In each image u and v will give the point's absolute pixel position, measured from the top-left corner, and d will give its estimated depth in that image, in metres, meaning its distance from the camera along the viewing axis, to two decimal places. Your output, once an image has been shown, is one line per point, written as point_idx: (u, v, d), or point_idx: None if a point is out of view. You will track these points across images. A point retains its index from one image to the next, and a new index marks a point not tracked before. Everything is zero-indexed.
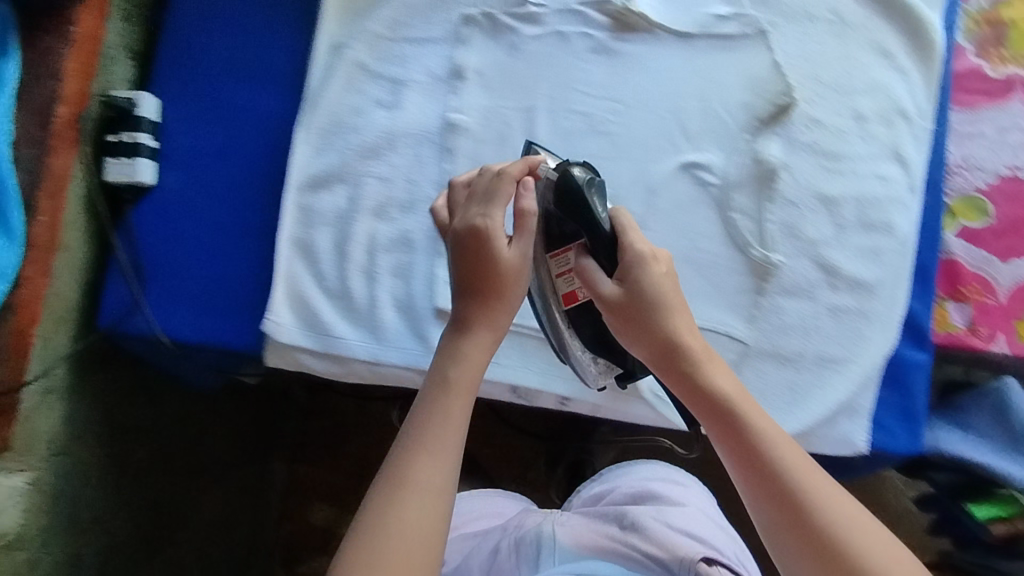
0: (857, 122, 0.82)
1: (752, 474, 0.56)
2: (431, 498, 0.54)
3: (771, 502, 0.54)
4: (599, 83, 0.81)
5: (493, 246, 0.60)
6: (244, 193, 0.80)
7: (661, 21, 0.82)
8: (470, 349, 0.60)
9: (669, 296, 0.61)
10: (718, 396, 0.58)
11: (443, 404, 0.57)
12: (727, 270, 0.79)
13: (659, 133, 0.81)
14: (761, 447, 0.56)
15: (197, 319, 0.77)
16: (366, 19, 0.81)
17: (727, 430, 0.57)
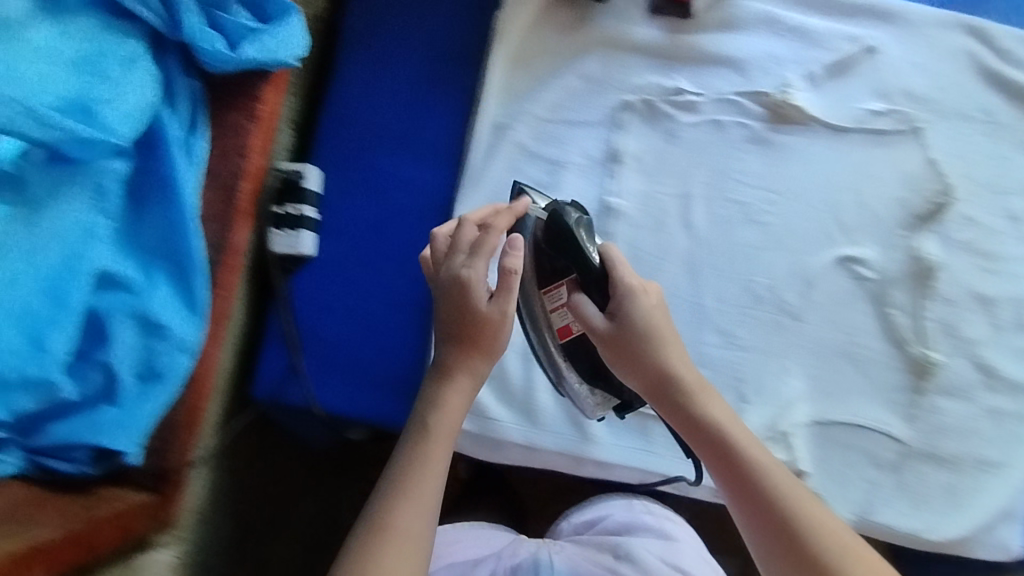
0: (1012, 222, 0.81)
1: (750, 507, 0.58)
2: (407, 536, 0.57)
3: (766, 535, 0.56)
4: (756, 172, 0.82)
5: (474, 298, 0.62)
6: (398, 267, 0.80)
7: (817, 115, 0.82)
8: (448, 396, 0.63)
9: (662, 330, 0.63)
10: (712, 432, 0.61)
11: (421, 449, 0.61)
12: (883, 366, 0.79)
13: (815, 226, 0.81)
14: (757, 481, 0.58)
15: (350, 393, 0.77)
16: (527, 102, 0.82)
17: (724, 463, 0.60)
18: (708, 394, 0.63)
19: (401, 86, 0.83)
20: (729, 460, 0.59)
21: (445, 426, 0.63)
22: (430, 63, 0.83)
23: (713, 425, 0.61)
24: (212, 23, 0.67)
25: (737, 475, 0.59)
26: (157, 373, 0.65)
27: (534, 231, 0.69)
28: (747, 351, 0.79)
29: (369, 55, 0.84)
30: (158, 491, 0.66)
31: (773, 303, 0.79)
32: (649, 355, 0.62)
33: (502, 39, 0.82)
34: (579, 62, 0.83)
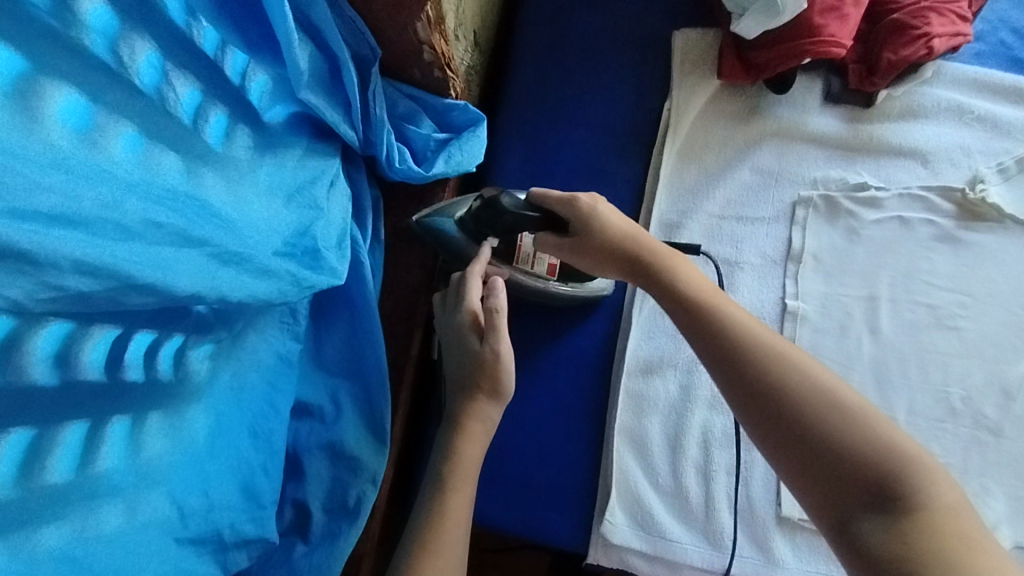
0: None
1: (740, 385, 0.54)
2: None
3: (742, 393, 0.54)
4: (946, 273, 0.77)
5: (466, 343, 0.62)
6: (569, 371, 0.76)
7: (1014, 212, 0.77)
8: (463, 444, 0.59)
9: (627, 223, 0.64)
10: (689, 296, 0.59)
11: (440, 497, 0.56)
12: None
13: (1015, 332, 0.75)
14: (735, 335, 0.56)
15: (516, 507, 0.73)
16: (699, 198, 0.79)
17: (705, 338, 0.57)
18: (676, 257, 0.63)
19: (565, 179, 0.81)
20: (703, 318, 0.58)
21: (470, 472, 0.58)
22: (595, 154, 0.81)
23: (684, 285, 0.60)
24: (401, 135, 0.67)
25: (711, 333, 0.57)
26: (350, 509, 0.59)
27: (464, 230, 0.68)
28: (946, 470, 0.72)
29: (533, 148, 0.82)
30: None
31: (974, 419, 0.74)
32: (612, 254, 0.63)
33: (676, 130, 0.80)
34: (752, 154, 0.80)
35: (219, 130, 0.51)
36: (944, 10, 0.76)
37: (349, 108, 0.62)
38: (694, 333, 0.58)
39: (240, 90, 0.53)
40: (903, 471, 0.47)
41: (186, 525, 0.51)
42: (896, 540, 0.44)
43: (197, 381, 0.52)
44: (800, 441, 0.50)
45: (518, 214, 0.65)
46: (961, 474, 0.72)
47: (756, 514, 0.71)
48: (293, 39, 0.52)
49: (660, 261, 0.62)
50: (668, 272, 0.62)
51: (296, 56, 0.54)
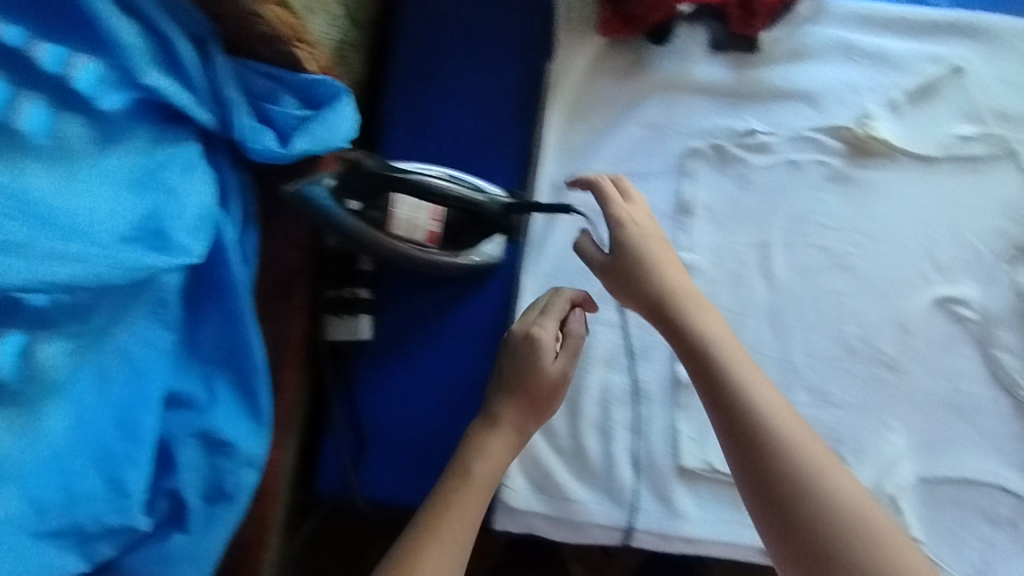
0: None
1: (748, 460, 0.56)
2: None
3: (762, 485, 0.55)
4: (839, 214, 0.76)
5: (541, 357, 0.65)
6: (465, 341, 0.77)
7: (902, 145, 0.77)
8: (493, 446, 0.63)
9: (657, 253, 0.64)
10: (710, 353, 0.60)
11: (457, 498, 0.61)
12: (993, 415, 0.73)
13: (906, 266, 0.75)
14: (759, 421, 0.56)
15: (415, 478, 0.74)
16: (588, 158, 0.78)
17: (719, 404, 0.58)
18: (705, 316, 0.62)
19: (453, 149, 0.80)
20: (732, 395, 0.58)
21: (486, 478, 0.62)
22: (482, 120, 0.80)
23: (710, 348, 0.60)
24: (262, 115, 0.65)
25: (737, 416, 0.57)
26: (228, 494, 0.60)
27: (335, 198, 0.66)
28: (842, 409, 0.73)
29: (419, 119, 0.81)
30: None
31: (870, 356, 0.74)
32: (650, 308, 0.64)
33: (559, 92, 0.79)
34: (639, 109, 0.79)
35: (42, 124, 0.54)
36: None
37: (196, 90, 0.61)
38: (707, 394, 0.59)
39: (61, 82, 0.54)
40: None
41: (45, 517, 0.53)
42: None
43: (51, 373, 0.53)
44: (793, 533, 0.54)
45: (384, 172, 0.66)
46: (858, 409, 0.73)
47: (656, 467, 0.73)
48: (100, 18, 0.55)
49: (686, 319, 0.62)
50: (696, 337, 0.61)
51: (114, 36, 0.55)
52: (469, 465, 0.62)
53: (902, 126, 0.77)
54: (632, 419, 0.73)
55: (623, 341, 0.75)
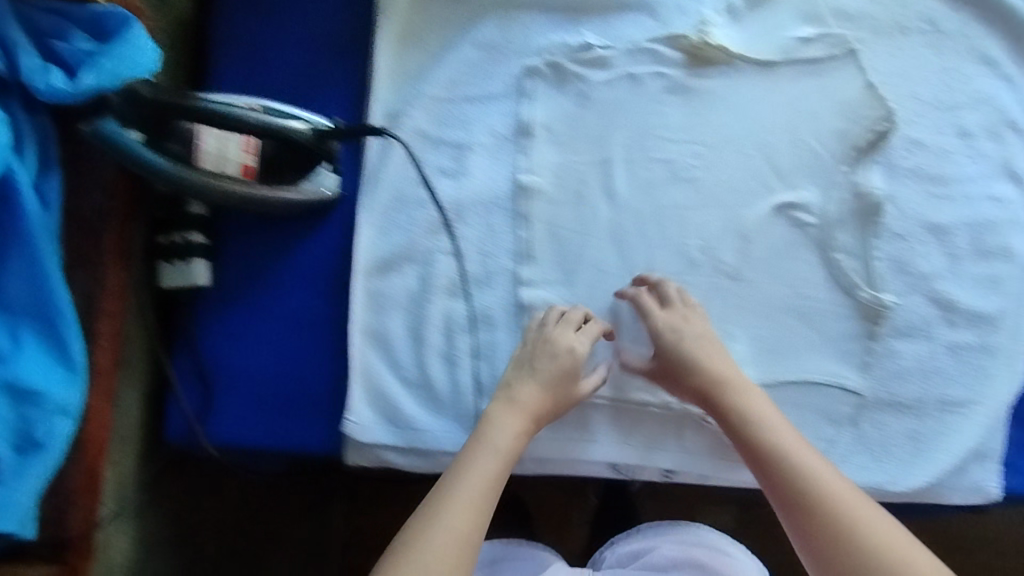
0: (963, 140, 0.75)
1: (797, 522, 0.59)
2: (459, 534, 0.57)
3: (810, 541, 0.58)
4: (679, 126, 0.75)
5: (574, 359, 0.67)
6: (304, 280, 0.75)
7: (740, 51, 0.75)
8: (506, 416, 0.64)
9: (700, 348, 0.68)
10: (750, 429, 0.63)
11: (477, 464, 0.61)
12: (834, 317, 0.74)
13: (748, 175, 0.75)
14: (810, 489, 0.59)
15: (262, 422, 0.73)
16: (421, 83, 0.75)
17: (765, 472, 0.61)
18: (751, 398, 0.65)
19: (284, 84, 0.77)
20: (784, 468, 0.60)
21: (507, 445, 0.63)
22: (312, 53, 0.77)
23: (756, 428, 0.63)
24: (53, 54, 0.62)
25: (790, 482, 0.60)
26: (38, 443, 0.59)
27: (132, 127, 0.64)
28: None
29: (246, 55, 0.77)
30: (59, 559, 0.63)
31: (713, 269, 0.74)
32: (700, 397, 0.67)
33: (387, 16, 0.75)
34: (473, 30, 0.76)
35: None
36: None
37: None
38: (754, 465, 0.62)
39: None
40: None
41: None
42: None
43: None
44: None
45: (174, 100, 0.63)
46: None
47: None
48: None
49: (730, 407, 0.65)
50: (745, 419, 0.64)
51: None
52: (494, 432, 0.63)
53: (739, 33, 0.75)
54: (482, 346, 0.73)
55: (466, 269, 0.74)
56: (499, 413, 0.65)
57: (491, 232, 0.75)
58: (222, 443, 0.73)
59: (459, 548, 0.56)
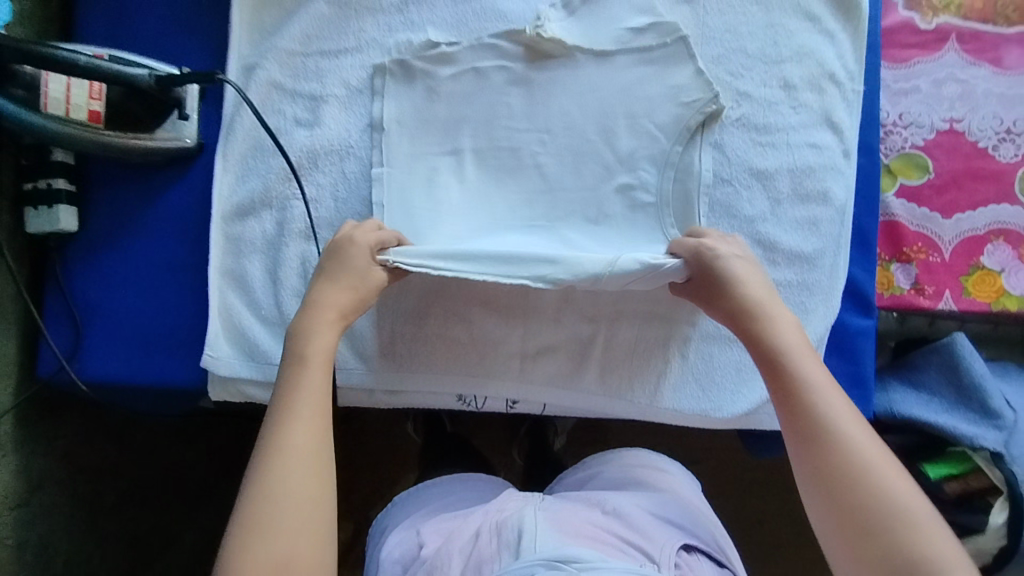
0: (787, 91, 0.80)
1: (797, 433, 0.59)
2: (312, 452, 0.58)
3: (807, 448, 0.58)
4: (524, 78, 0.80)
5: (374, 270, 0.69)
6: (169, 226, 0.79)
7: (576, 43, 0.79)
8: (317, 327, 0.65)
9: (741, 272, 0.68)
10: (776, 348, 0.64)
11: (301, 377, 0.62)
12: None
13: (588, 122, 0.79)
14: (811, 405, 0.60)
15: (128, 358, 0.77)
16: (276, 38, 0.80)
17: (779, 387, 0.62)
18: (780, 321, 0.65)
19: (149, 34, 0.79)
20: (792, 389, 0.61)
21: (324, 350, 0.64)
22: (179, 5, 0.80)
23: (784, 350, 0.63)
24: None
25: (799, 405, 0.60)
26: None
27: None
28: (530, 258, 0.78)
29: (110, 5, 0.79)
30: None
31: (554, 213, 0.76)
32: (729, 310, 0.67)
33: None
34: None
35: None
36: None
37: None
38: (772, 381, 0.63)
39: None
40: (918, 545, 0.52)
41: None
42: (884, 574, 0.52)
43: None
44: (841, 497, 0.55)
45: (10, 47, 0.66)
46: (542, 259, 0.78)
47: (354, 329, 0.77)
48: None
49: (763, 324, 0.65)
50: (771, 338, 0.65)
51: None
52: (311, 342, 0.64)
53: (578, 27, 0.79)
54: None
55: (320, 213, 0.78)
56: (309, 324, 0.65)
57: (345, 178, 0.79)
58: (92, 379, 0.77)
59: (317, 468, 0.58)
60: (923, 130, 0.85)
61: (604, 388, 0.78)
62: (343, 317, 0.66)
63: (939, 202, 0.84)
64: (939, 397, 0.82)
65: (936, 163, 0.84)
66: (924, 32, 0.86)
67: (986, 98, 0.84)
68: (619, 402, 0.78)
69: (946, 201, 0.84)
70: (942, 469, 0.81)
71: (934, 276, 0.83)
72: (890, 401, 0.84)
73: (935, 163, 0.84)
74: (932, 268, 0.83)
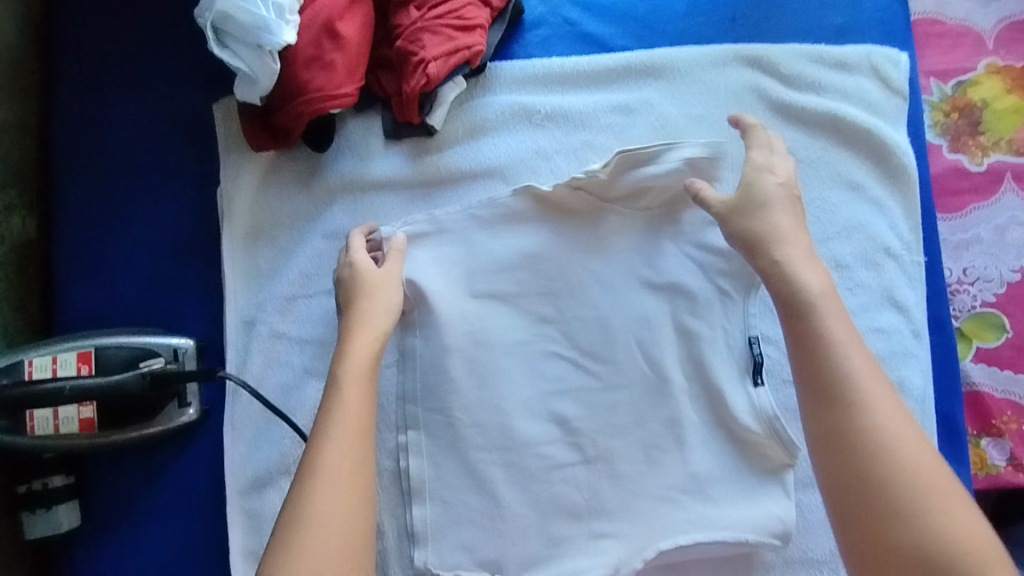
0: (840, 271, 0.72)
1: (814, 396, 0.53)
2: (349, 486, 0.54)
3: (821, 407, 0.53)
4: (552, 289, 0.74)
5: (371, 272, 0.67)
6: (179, 508, 0.71)
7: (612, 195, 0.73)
8: (354, 340, 0.62)
9: (773, 209, 0.62)
10: (811, 300, 0.57)
11: (334, 399, 0.58)
12: (713, 480, 0.69)
13: (625, 332, 0.73)
14: (832, 365, 0.53)
15: None
16: (273, 284, 0.73)
17: (803, 339, 0.55)
18: (810, 271, 0.58)
19: (137, 300, 0.72)
20: (816, 344, 0.54)
21: (362, 360, 0.60)
22: (163, 261, 0.73)
23: (814, 304, 0.56)
24: None
25: (816, 356, 0.54)
26: None
27: None
28: (589, 493, 0.70)
29: (93, 272, 0.72)
30: None
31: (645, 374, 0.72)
32: (752, 253, 0.61)
33: (231, 218, 0.73)
34: (323, 219, 0.74)
35: None
36: (436, 28, 0.69)
37: None
38: (796, 332, 0.56)
39: None
40: (927, 514, 0.48)
41: None
42: (890, 543, 0.48)
43: None
44: (854, 463, 0.50)
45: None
46: (593, 495, 0.70)
47: None
48: None
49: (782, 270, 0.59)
50: (791, 285, 0.58)
51: None
52: (349, 351, 0.61)
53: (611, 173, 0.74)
54: None
55: None
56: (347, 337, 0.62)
57: None
58: None
59: (354, 507, 0.53)
60: (993, 284, 0.77)
61: None
62: (382, 328, 0.64)
63: None
64: None
65: (1014, 321, 0.76)
66: (975, 175, 0.79)
67: None
68: None
69: None
70: None
71: None
72: None
73: (1012, 321, 0.76)
74: None
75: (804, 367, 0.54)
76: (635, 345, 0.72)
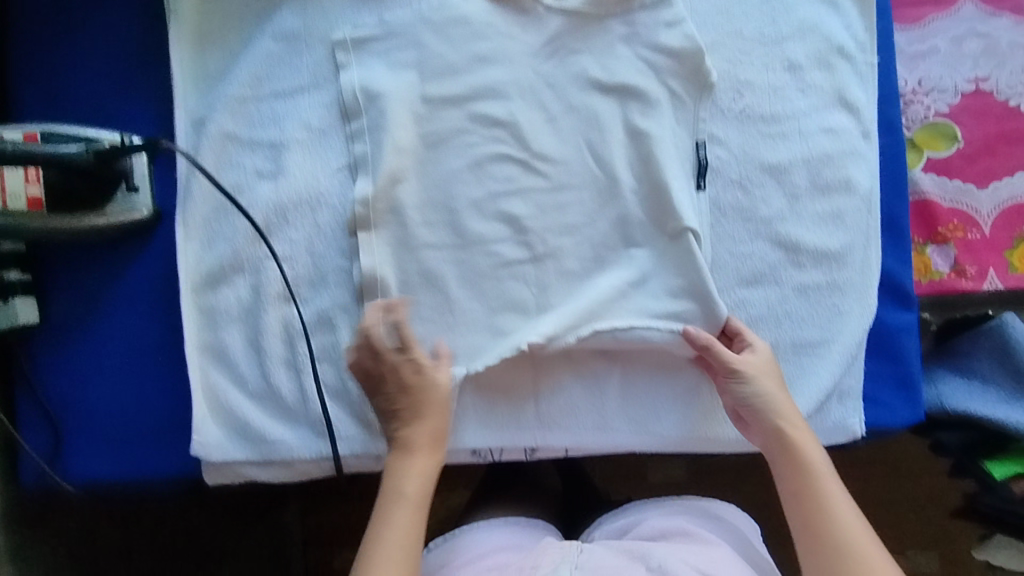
0: (792, 73, 0.73)
1: (798, 512, 0.61)
2: None
3: (805, 535, 0.60)
4: (503, 91, 0.72)
5: (432, 380, 0.65)
6: (136, 305, 0.73)
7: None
8: (420, 449, 0.63)
9: (767, 370, 0.66)
10: (793, 451, 0.63)
11: (392, 518, 0.60)
12: (656, 274, 0.71)
13: (576, 134, 0.73)
14: (809, 496, 0.61)
15: (115, 454, 0.71)
16: (222, 84, 0.73)
17: (790, 476, 0.63)
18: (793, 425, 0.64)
19: (86, 101, 0.72)
20: (801, 484, 0.62)
21: (417, 492, 0.62)
22: (112, 62, 0.72)
23: (792, 447, 0.63)
24: None
25: (800, 492, 0.62)
26: None
27: None
28: (538, 289, 0.72)
29: (41, 74, 0.72)
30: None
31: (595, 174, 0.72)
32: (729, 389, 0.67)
33: (178, 15, 0.72)
34: (272, 19, 0.73)
35: None
36: None
37: None
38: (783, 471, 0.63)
39: None
40: None
41: None
42: None
43: None
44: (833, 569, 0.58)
45: None
46: (543, 291, 0.72)
47: (350, 391, 0.71)
48: None
49: (783, 442, 0.64)
50: (764, 408, 0.65)
51: None
52: (407, 472, 0.62)
53: None
54: (326, 350, 0.72)
55: (297, 272, 0.72)
56: (411, 439, 0.64)
57: (319, 231, 0.72)
58: (77, 479, 0.72)
59: None
60: (947, 94, 0.77)
61: (632, 422, 0.72)
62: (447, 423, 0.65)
63: (973, 172, 0.76)
64: (994, 387, 0.75)
65: (965, 130, 0.77)
66: None
67: (1012, 50, 0.77)
68: (647, 435, 0.72)
69: (980, 170, 0.76)
70: (1008, 468, 0.74)
71: (974, 255, 0.76)
72: (939, 394, 0.76)
73: (964, 130, 0.77)
74: (971, 246, 0.76)
75: (794, 502, 0.62)
76: (584, 146, 0.72)
